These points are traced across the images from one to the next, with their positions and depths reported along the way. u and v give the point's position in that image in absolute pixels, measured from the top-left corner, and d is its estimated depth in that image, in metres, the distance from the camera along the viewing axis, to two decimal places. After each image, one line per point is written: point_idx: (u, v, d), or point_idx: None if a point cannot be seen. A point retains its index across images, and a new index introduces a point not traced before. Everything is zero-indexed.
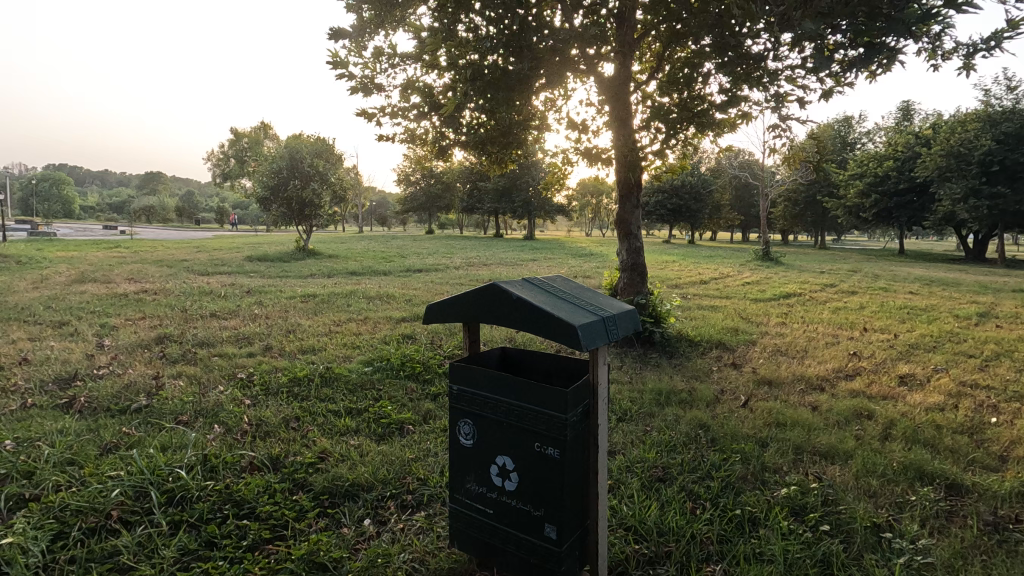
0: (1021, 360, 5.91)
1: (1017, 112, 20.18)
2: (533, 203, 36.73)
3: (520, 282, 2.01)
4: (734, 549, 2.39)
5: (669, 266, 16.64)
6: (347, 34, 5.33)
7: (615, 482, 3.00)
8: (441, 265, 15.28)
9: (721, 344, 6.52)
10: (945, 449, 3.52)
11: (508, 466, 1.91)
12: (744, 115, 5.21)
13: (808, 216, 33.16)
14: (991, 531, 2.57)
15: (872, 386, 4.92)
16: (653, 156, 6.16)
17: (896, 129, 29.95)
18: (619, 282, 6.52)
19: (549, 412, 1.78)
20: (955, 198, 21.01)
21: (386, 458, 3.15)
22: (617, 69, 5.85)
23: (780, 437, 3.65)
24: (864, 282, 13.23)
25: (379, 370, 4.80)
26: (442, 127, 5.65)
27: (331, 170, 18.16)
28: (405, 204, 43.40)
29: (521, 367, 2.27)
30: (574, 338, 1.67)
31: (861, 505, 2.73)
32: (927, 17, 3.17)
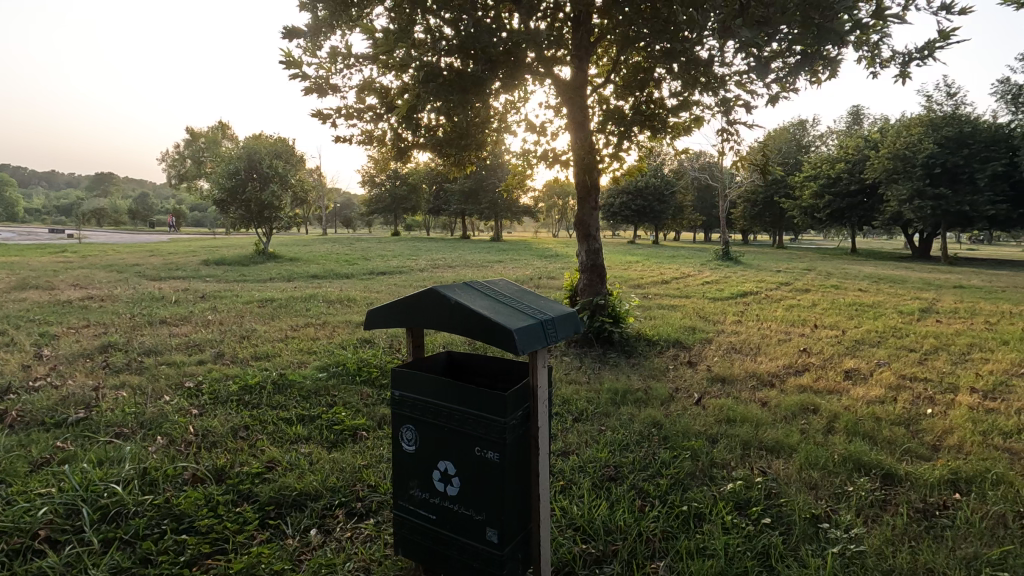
0: (957, 352, 6.23)
1: (957, 117, 21.33)
2: (500, 204, 36.84)
3: (462, 285, 2.01)
4: (678, 544, 2.44)
5: (632, 266, 16.91)
6: (302, 34, 5.23)
7: (567, 483, 3.03)
8: (405, 267, 15.10)
9: (677, 343, 6.65)
10: (883, 440, 3.67)
11: (450, 471, 1.90)
12: (696, 118, 5.34)
13: (767, 216, 34.17)
14: (921, 518, 2.70)
15: (819, 381, 5.11)
16: (610, 158, 6.24)
17: (847, 133, 31.19)
18: (578, 283, 6.57)
19: (489, 417, 1.79)
20: (902, 199, 22.07)
21: (336, 465, 3.09)
22: (573, 72, 5.91)
23: (729, 433, 3.74)
24: (817, 281, 13.72)
25: (335, 376, 4.72)
26: (399, 128, 5.60)
27: (291, 172, 17.81)
28: (370, 205, 42.87)
29: (467, 371, 2.27)
30: (511, 343, 1.66)
31: (801, 497, 2.82)
32: (858, 28, 3.31)
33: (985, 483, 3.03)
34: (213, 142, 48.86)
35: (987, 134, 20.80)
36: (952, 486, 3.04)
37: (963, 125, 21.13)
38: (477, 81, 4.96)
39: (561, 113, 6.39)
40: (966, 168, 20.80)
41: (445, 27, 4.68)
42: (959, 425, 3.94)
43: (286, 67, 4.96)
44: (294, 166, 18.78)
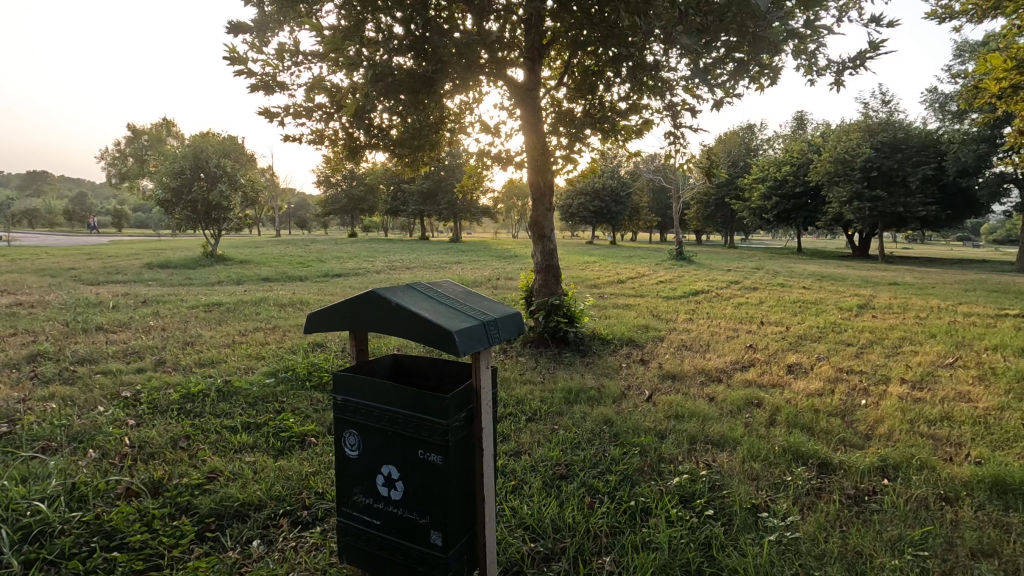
0: (890, 346, 6.59)
1: (891, 123, 22.61)
2: (458, 205, 36.72)
3: (405, 287, 2.00)
4: (624, 539, 2.49)
5: (590, 266, 17.16)
6: (248, 28, 5.07)
7: (518, 482, 3.04)
8: (362, 269, 14.86)
9: (631, 341, 6.77)
10: (820, 431, 3.85)
11: (394, 475, 1.88)
12: (645, 120, 5.45)
13: (718, 217, 35.33)
14: (852, 503, 2.85)
15: (763, 376, 5.32)
16: (563, 159, 6.30)
17: (793, 137, 32.52)
18: (534, 283, 6.60)
19: (432, 419, 1.77)
20: (843, 200, 23.19)
21: (282, 473, 3.02)
22: (526, 75, 5.95)
23: (677, 428, 3.84)
24: (765, 279, 14.24)
25: (284, 381, 4.59)
26: (350, 128, 5.50)
27: (241, 172, 17.24)
28: (326, 206, 41.98)
29: (413, 374, 2.25)
30: (452, 343, 1.66)
31: (742, 488, 2.93)
32: (792, 37, 3.44)
33: (910, 468, 3.21)
34: (158, 140, 46.75)
35: (918, 140, 22.13)
36: (881, 472, 3.21)
37: (897, 131, 22.41)
38: (428, 82, 4.92)
39: (515, 114, 6.42)
40: (900, 171, 22.05)
41: (396, 25, 4.63)
42: (889, 414, 4.18)
43: (230, 64, 4.79)
44: (244, 166, 18.17)
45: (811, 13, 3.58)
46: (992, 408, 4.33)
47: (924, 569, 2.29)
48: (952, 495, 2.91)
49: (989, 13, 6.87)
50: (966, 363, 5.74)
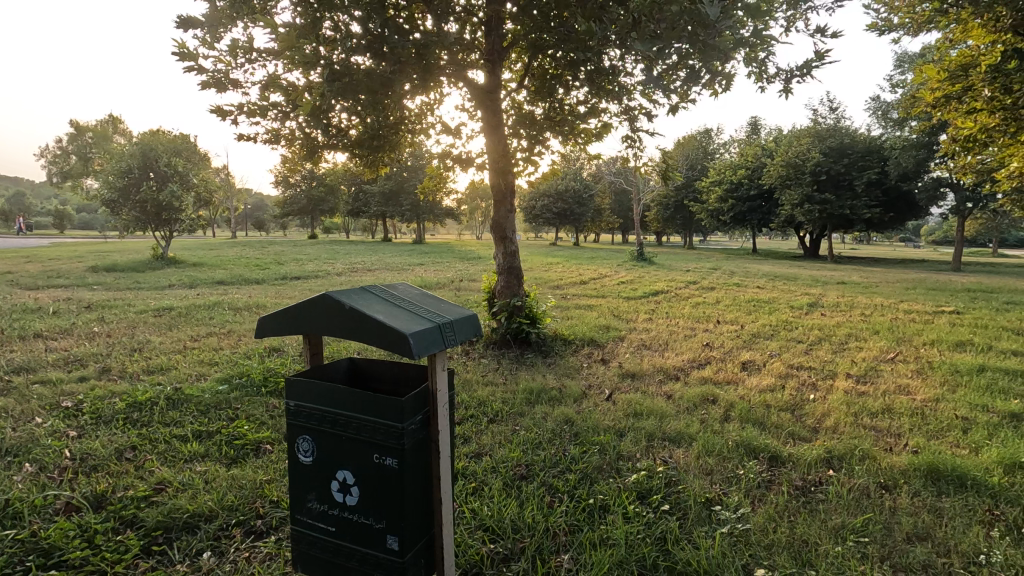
0: (837, 343, 6.89)
1: (838, 129, 23.68)
2: (422, 206, 36.44)
3: (359, 290, 1.97)
4: (583, 537, 2.53)
5: (553, 268, 17.31)
6: (199, 24, 4.90)
7: (478, 484, 3.05)
8: (322, 272, 14.56)
9: (592, 342, 6.86)
10: (771, 425, 4.00)
11: (349, 480, 1.86)
12: (604, 124, 5.55)
13: (678, 219, 36.20)
14: (799, 494, 2.97)
15: (718, 373, 5.48)
16: (523, 161, 6.33)
17: (747, 141, 33.61)
18: (496, 285, 6.60)
19: (386, 422, 1.76)
20: (794, 203, 24.11)
21: (235, 482, 2.93)
22: (487, 77, 5.95)
23: (635, 426, 3.92)
24: (722, 279, 14.67)
25: (238, 388, 4.45)
26: (307, 129, 5.39)
27: (193, 171, 16.64)
28: (284, 207, 40.94)
29: (370, 377, 2.23)
30: (406, 346, 1.64)
31: (696, 483, 3.01)
32: (742, 46, 3.56)
33: (853, 458, 3.37)
34: (104, 138, 44.66)
35: (863, 145, 23.24)
36: (826, 464, 3.36)
37: (843, 137, 23.50)
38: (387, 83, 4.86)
39: (475, 115, 6.42)
40: (847, 175, 23.09)
41: (353, 23, 4.53)
42: (835, 408, 4.37)
43: (179, 60, 4.61)
44: (197, 165, 17.55)
45: (759, 23, 3.71)
46: (928, 399, 4.58)
47: (865, 555, 2.40)
48: (891, 483, 3.06)
49: (924, 27, 7.26)
50: (905, 358, 6.06)
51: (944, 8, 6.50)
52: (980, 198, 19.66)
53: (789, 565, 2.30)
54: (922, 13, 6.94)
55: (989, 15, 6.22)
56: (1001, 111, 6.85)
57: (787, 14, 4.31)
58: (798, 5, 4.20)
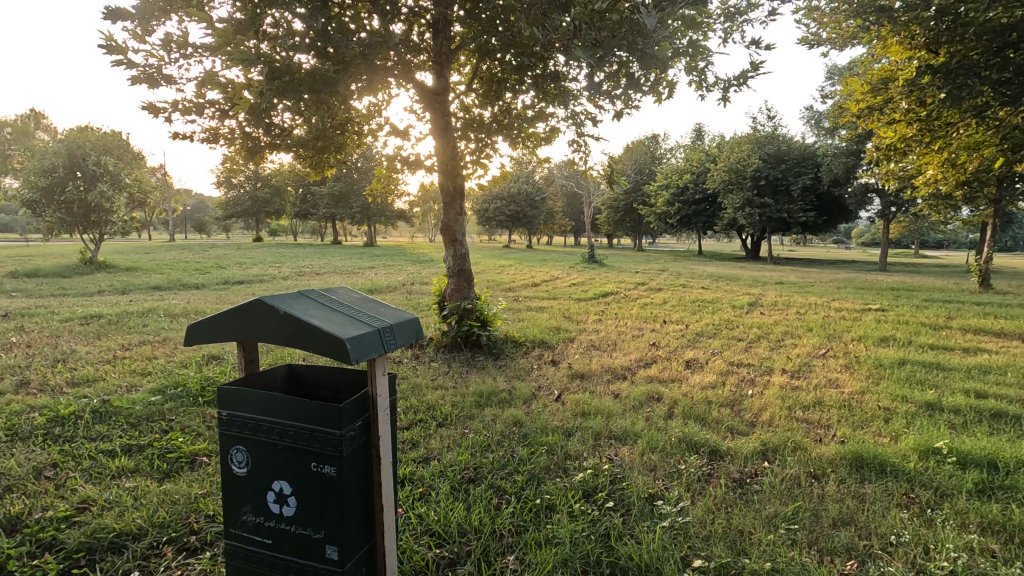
0: (775, 340, 7.23)
1: (775, 137, 24.91)
2: (372, 209, 35.79)
3: (296, 294, 1.93)
4: (528, 537, 2.55)
5: (506, 270, 17.37)
6: (129, 15, 4.64)
7: (426, 489, 3.02)
8: (267, 275, 14.08)
9: (543, 343, 6.92)
10: (712, 421, 4.16)
11: (286, 491, 1.80)
12: (551, 128, 5.62)
13: (627, 222, 37.09)
14: (736, 486, 3.10)
15: (664, 371, 5.64)
16: (472, 163, 6.33)
17: (692, 146, 34.82)
18: (446, 288, 6.56)
19: (325, 430, 1.72)
20: (736, 207, 25.11)
21: (167, 497, 2.80)
22: (435, 79, 5.93)
23: (583, 426, 3.98)
24: (669, 280, 15.13)
25: (172, 399, 4.24)
26: (247, 128, 5.21)
27: (125, 171, 15.73)
28: (227, 209, 39.35)
29: (308, 384, 2.19)
30: (343, 351, 1.61)
31: (640, 479, 3.09)
32: (680, 55, 3.69)
33: (786, 450, 3.55)
34: (24, 133, 41.48)
35: (798, 152, 24.53)
36: (762, 456, 3.51)
37: (780, 143, 24.76)
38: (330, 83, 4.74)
39: (424, 116, 6.38)
40: (784, 180, 24.29)
41: (294, 20, 4.39)
42: (771, 402, 4.59)
43: (106, 52, 4.36)
44: (129, 163, 16.60)
45: (696, 34, 3.85)
46: (855, 392, 4.88)
47: (794, 540, 2.53)
48: (820, 472, 3.23)
49: (849, 42, 7.71)
50: (836, 353, 6.43)
51: (866, 25, 6.95)
52: (902, 202, 21.06)
53: (725, 554, 2.39)
54: (847, 29, 7.36)
55: (906, 33, 6.69)
56: (917, 122, 7.54)
57: (725, 26, 4.49)
58: (735, 18, 4.39)
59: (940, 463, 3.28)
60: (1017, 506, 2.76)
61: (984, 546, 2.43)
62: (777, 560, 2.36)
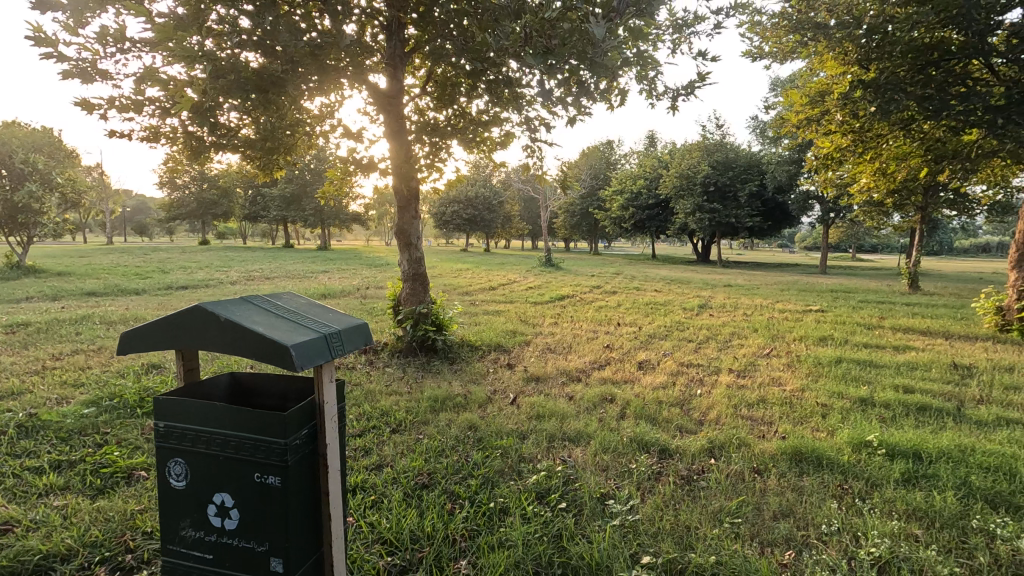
0: (722, 340, 7.50)
1: (723, 145, 25.86)
2: (326, 211, 34.99)
3: (238, 300, 1.87)
4: (481, 540, 2.56)
5: (463, 274, 17.33)
6: (60, 6, 4.38)
7: (378, 496, 2.98)
8: (213, 280, 13.55)
9: (499, 347, 6.94)
10: (662, 420, 4.27)
11: (227, 503, 1.75)
12: (506, 132, 5.65)
13: (584, 226, 37.67)
14: (684, 483, 3.19)
15: (617, 373, 5.76)
16: (427, 167, 6.29)
17: (645, 153, 35.73)
18: (401, 292, 6.49)
19: (268, 439, 1.67)
20: (687, 212, 25.89)
21: (101, 515, 2.65)
22: (388, 81, 5.87)
23: (537, 428, 4.01)
24: (623, 283, 15.45)
25: (108, 411, 4.03)
26: (190, 127, 5.00)
27: (56, 170, 14.81)
28: (170, 210, 37.64)
29: (253, 392, 2.13)
30: (287, 359, 1.57)
31: (592, 479, 3.15)
32: (629, 64, 3.77)
33: (731, 446, 3.69)
34: None
35: (744, 160, 25.54)
36: (709, 453, 3.64)
37: (728, 151, 25.72)
38: (279, 83, 4.62)
39: (377, 118, 6.31)
40: (732, 187, 25.22)
41: (240, 17, 4.26)
42: (718, 400, 4.75)
43: (33, 45, 4.11)
44: (61, 162, 15.65)
45: (645, 45, 3.96)
46: (795, 389, 5.12)
47: (737, 534, 2.64)
48: (762, 467, 3.37)
49: (789, 56, 8.11)
50: (778, 353, 6.72)
51: (804, 40, 7.32)
52: (840, 209, 22.24)
53: (672, 550, 2.46)
54: (786, 43, 7.74)
55: (840, 49, 7.09)
56: (851, 133, 8.00)
57: (673, 37, 4.63)
58: (683, 29, 4.54)
59: (870, 455, 3.48)
60: (938, 493, 2.96)
61: (908, 532, 2.59)
62: (721, 553, 2.45)
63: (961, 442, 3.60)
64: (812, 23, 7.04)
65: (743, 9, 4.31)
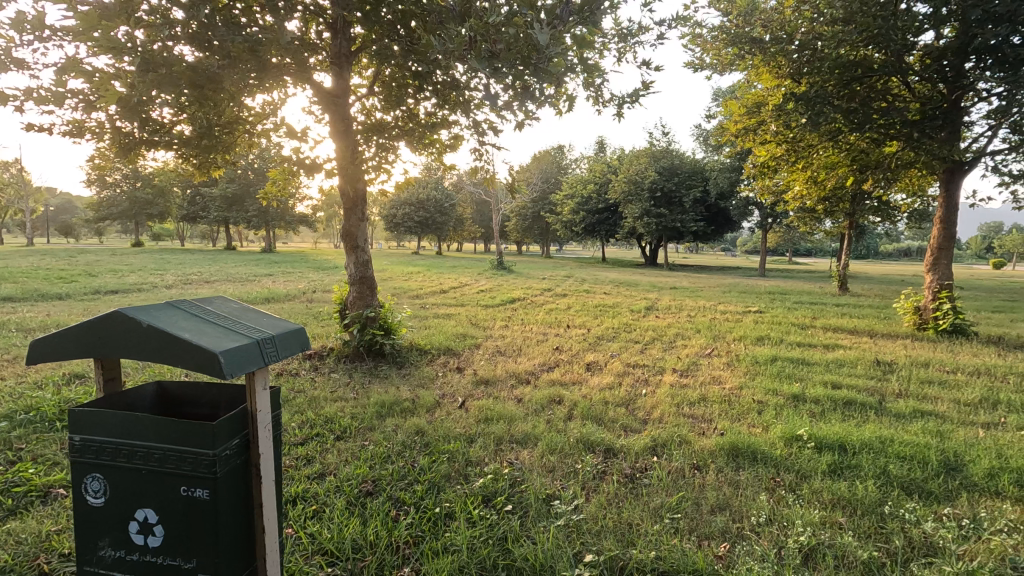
0: (667, 341, 7.74)
1: (669, 151, 26.73)
2: (270, 212, 33.80)
3: (163, 305, 1.78)
4: (425, 546, 2.53)
5: (414, 277, 17.14)
6: None
7: (319, 506, 2.90)
8: (146, 284, 12.81)
9: (448, 350, 6.90)
10: (607, 420, 4.36)
11: (150, 519, 1.66)
12: (454, 135, 5.63)
13: (535, 229, 38.00)
14: (628, 481, 3.27)
15: (565, 374, 5.83)
16: (373, 168, 6.18)
17: (595, 158, 36.45)
18: (348, 296, 6.34)
19: (195, 451, 1.60)
20: (635, 216, 26.59)
21: (12, 538, 2.46)
22: (334, 80, 5.74)
23: (485, 431, 4.01)
24: (573, 286, 15.68)
25: (23, 425, 3.74)
26: (118, 122, 4.73)
27: None
28: (99, 210, 35.40)
29: (182, 401, 2.03)
30: (215, 366, 1.51)
31: (538, 480, 3.18)
32: (575, 71, 3.83)
33: (672, 444, 3.81)
34: None
35: (689, 167, 26.45)
36: (651, 451, 3.73)
37: (673, 158, 26.59)
38: (215, 78, 4.43)
39: (322, 118, 6.15)
40: (677, 192, 26.06)
41: (173, 8, 4.05)
42: (661, 399, 4.89)
43: None
44: None
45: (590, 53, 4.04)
46: (734, 387, 5.33)
47: (677, 528, 2.72)
48: (702, 463, 3.50)
49: (727, 68, 8.45)
50: (719, 352, 6.99)
51: (742, 53, 7.65)
52: (777, 214, 23.39)
53: (614, 547, 2.52)
54: (725, 56, 8.06)
55: (774, 62, 7.45)
56: (785, 143, 8.44)
57: (618, 46, 4.75)
58: (627, 39, 4.66)
59: (800, 448, 3.67)
60: (860, 482, 3.15)
61: (833, 520, 2.74)
62: (661, 548, 2.52)
63: (881, 434, 3.84)
64: (749, 37, 7.37)
65: (684, 21, 4.46)
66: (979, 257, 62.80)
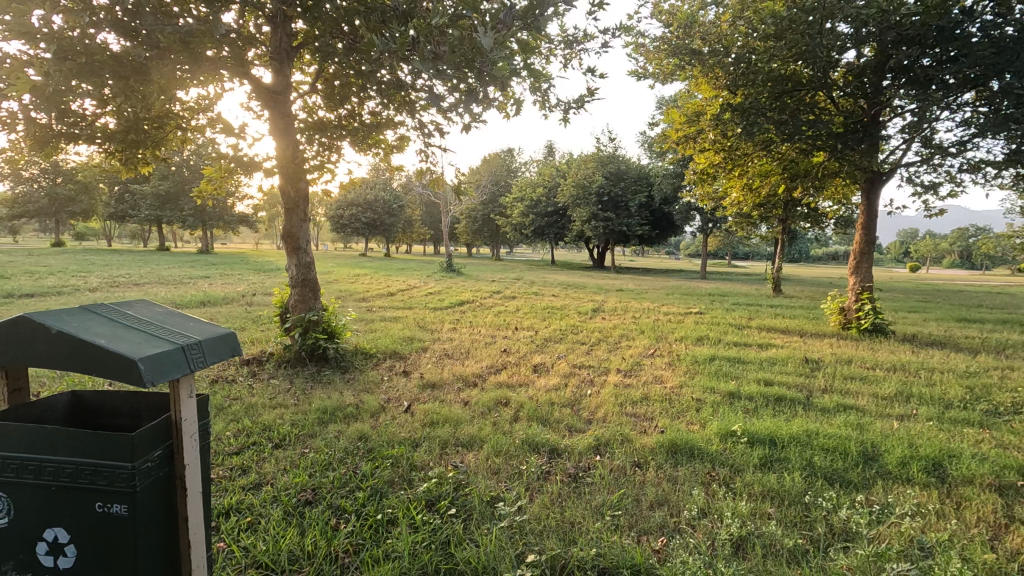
0: (612, 342, 7.91)
1: (615, 157, 27.42)
2: (207, 210, 32.30)
3: (78, 310, 1.67)
4: (365, 554, 2.49)
5: (361, 279, 16.80)
6: None
7: (254, 517, 2.79)
8: (67, 286, 11.96)
9: (394, 354, 6.79)
10: (552, 421, 4.42)
11: (61, 539, 1.55)
12: (400, 136, 5.56)
13: (485, 232, 38.02)
14: (571, 480, 3.32)
15: (512, 376, 5.86)
16: (315, 168, 6.01)
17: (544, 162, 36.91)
18: (288, 299, 6.13)
19: (111, 464, 1.50)
20: (583, 220, 27.09)
21: None
22: (274, 76, 5.55)
23: (430, 435, 3.97)
24: (522, 288, 15.80)
25: None
26: (32, 113, 4.39)
27: None
28: (14, 206, 32.76)
29: (100, 412, 1.92)
30: (135, 374, 1.43)
31: (482, 483, 3.18)
32: (521, 75, 3.86)
33: (615, 442, 3.89)
34: None
35: (634, 173, 27.21)
36: (595, 450, 3.80)
37: (619, 163, 27.27)
38: (142, 70, 4.20)
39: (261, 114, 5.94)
40: (623, 197, 26.74)
41: None
42: (605, 399, 5.00)
43: None
44: None
45: (536, 57, 4.08)
46: (675, 386, 5.52)
47: (617, 525, 2.78)
48: (642, 460, 3.60)
49: (669, 78, 8.72)
50: (661, 352, 7.21)
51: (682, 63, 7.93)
52: (717, 219, 24.40)
53: (556, 546, 2.55)
54: (667, 66, 8.35)
55: (712, 73, 7.77)
56: (722, 151, 8.81)
57: (564, 52, 4.83)
58: (573, 45, 4.75)
59: (735, 443, 3.84)
60: (787, 474, 3.32)
61: (762, 511, 2.88)
62: (601, 545, 2.57)
63: (808, 428, 4.07)
64: (689, 49, 7.65)
65: (627, 30, 4.59)
66: (897, 260, 67.68)
